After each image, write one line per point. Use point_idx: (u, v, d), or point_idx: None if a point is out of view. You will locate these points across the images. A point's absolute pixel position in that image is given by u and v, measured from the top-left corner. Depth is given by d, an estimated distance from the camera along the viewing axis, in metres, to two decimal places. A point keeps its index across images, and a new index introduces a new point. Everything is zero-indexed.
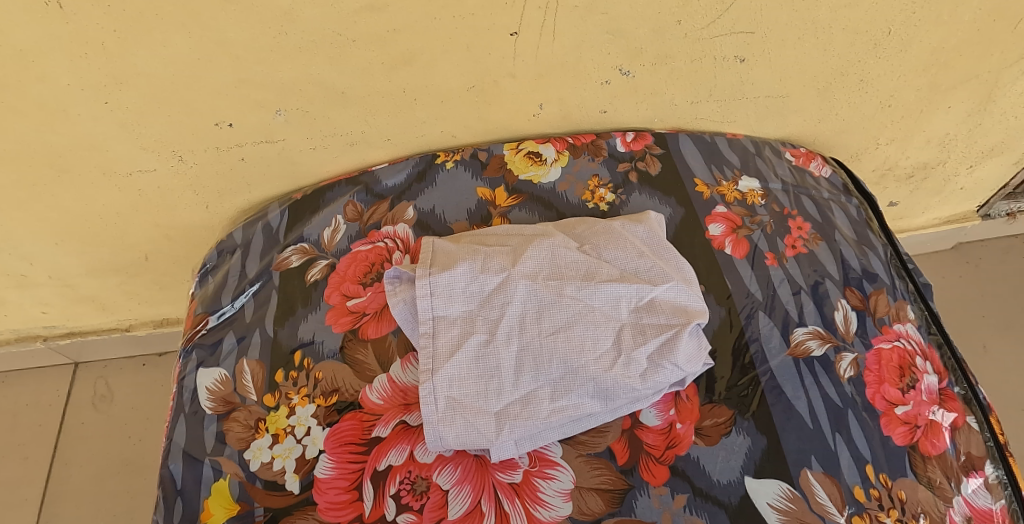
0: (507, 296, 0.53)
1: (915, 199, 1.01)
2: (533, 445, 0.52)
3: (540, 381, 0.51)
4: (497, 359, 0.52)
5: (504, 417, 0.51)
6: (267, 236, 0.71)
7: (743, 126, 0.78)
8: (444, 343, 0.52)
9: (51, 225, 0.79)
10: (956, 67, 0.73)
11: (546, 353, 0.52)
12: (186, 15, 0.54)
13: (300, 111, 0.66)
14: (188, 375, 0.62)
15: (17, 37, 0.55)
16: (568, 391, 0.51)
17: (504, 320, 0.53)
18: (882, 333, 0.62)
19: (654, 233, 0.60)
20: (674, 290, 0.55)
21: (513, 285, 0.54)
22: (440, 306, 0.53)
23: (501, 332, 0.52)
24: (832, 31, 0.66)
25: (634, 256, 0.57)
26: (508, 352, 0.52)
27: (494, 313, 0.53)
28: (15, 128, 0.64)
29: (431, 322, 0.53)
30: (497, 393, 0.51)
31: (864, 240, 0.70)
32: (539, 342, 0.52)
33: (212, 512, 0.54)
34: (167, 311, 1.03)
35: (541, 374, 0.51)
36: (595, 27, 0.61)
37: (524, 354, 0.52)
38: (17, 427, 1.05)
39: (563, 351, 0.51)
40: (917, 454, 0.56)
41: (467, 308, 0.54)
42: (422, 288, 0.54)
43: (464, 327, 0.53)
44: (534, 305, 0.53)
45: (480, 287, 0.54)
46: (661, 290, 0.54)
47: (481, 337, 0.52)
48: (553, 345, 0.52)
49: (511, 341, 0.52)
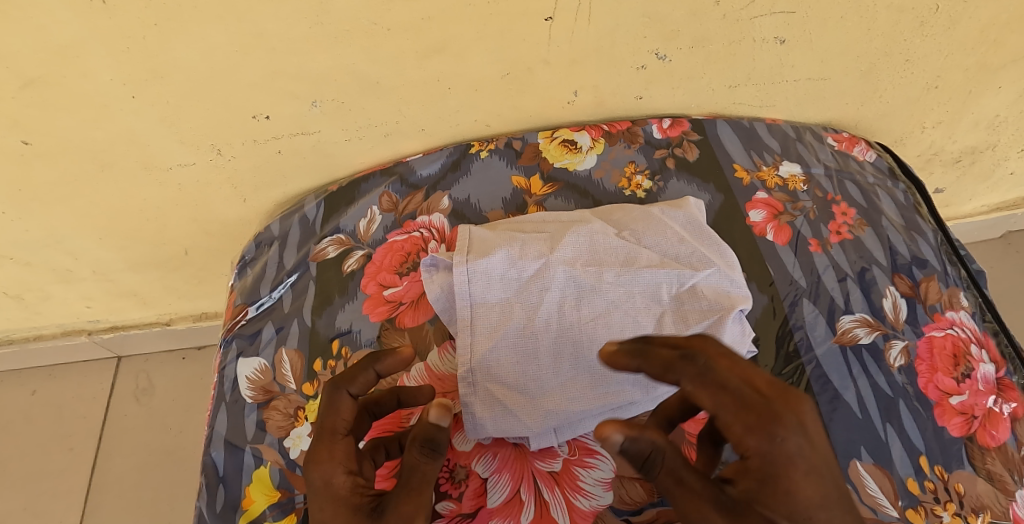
0: (546, 283, 0.53)
1: (962, 186, 0.97)
2: (573, 433, 0.51)
3: (579, 369, 0.50)
4: (536, 346, 0.51)
5: (543, 404, 0.50)
6: (304, 228, 0.72)
7: (783, 110, 0.76)
8: (483, 330, 0.52)
9: (93, 220, 0.81)
10: (1007, 45, 0.70)
11: (585, 339, 0.51)
12: (224, 7, 0.55)
13: (335, 102, 0.67)
14: (229, 365, 0.63)
15: (62, 34, 0.56)
16: (609, 378, 0.50)
17: (543, 307, 0.52)
18: (934, 321, 0.60)
19: (695, 219, 0.59)
20: (717, 274, 0.53)
21: (552, 271, 0.53)
22: (478, 292, 0.53)
23: (539, 319, 0.52)
24: (877, 10, 0.63)
25: (673, 241, 0.56)
26: (546, 338, 0.51)
27: (532, 299, 0.52)
28: (59, 124, 0.65)
29: (469, 308, 0.53)
30: (536, 381, 0.50)
31: (913, 225, 0.68)
32: (578, 328, 0.51)
33: (253, 498, 0.55)
34: (204, 305, 1.05)
35: (581, 361, 0.50)
36: (630, 11, 0.60)
37: (562, 341, 0.51)
38: (63, 418, 1.08)
39: (603, 338, 0.51)
40: (975, 446, 0.54)
41: (504, 294, 0.53)
42: (460, 275, 0.53)
43: (502, 313, 0.52)
44: (572, 292, 0.53)
45: (519, 273, 0.53)
46: (702, 276, 0.53)
47: (520, 323, 0.52)
48: (593, 331, 0.51)
49: (550, 328, 0.52)
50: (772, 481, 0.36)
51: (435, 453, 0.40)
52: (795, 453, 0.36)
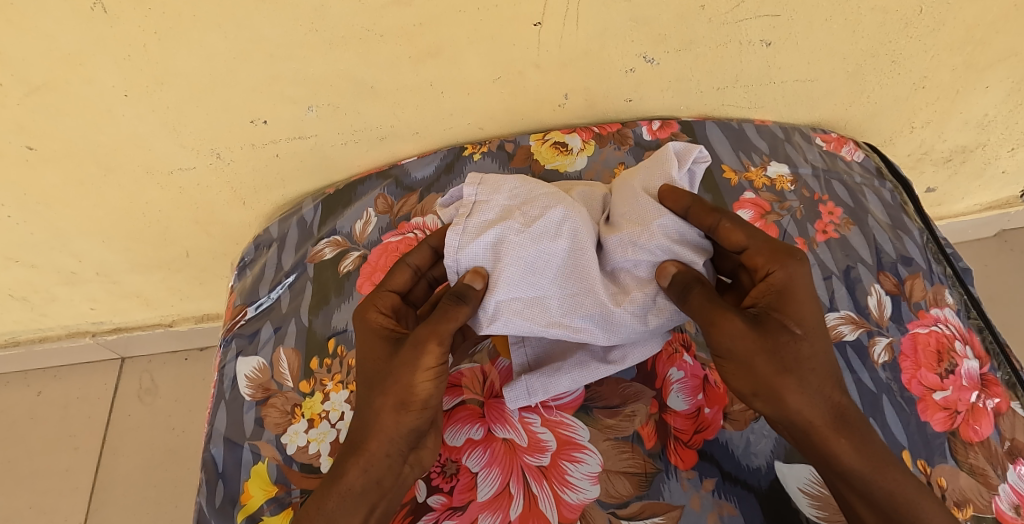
0: (550, 201, 0.53)
1: (954, 184, 0.97)
2: (545, 393, 0.55)
3: (551, 291, 0.52)
4: (523, 255, 0.51)
5: (504, 309, 0.51)
6: (302, 230, 0.73)
7: (772, 111, 0.77)
8: (478, 224, 0.52)
9: (97, 223, 0.82)
10: (993, 45, 0.71)
11: (565, 265, 0.52)
12: (222, 15, 0.57)
13: (331, 107, 0.68)
14: (228, 364, 0.65)
15: (66, 42, 0.58)
16: (575, 310, 0.52)
17: (541, 219, 0.52)
18: (918, 318, 0.61)
19: (658, 166, 0.55)
20: (667, 223, 0.51)
21: (560, 195, 0.54)
22: (485, 192, 0.53)
23: (534, 227, 0.51)
24: (861, 12, 0.64)
25: (627, 200, 0.54)
26: (534, 249, 0.51)
27: (535, 213, 0.52)
28: (63, 129, 0.67)
29: (472, 204, 0.53)
30: (506, 286, 0.51)
31: (899, 224, 0.69)
32: (563, 250, 0.52)
33: (251, 493, 0.57)
34: (206, 306, 1.07)
35: (558, 282, 0.52)
36: (618, 15, 0.61)
37: (547, 256, 0.52)
38: (68, 418, 1.10)
39: (580, 267, 0.52)
40: (958, 440, 0.55)
41: (509, 201, 0.53)
42: (474, 178, 0.54)
43: (502, 214, 0.52)
44: (569, 215, 0.52)
45: (530, 190, 0.54)
46: (654, 227, 0.51)
47: (515, 226, 0.52)
48: (575, 259, 0.52)
49: (540, 240, 0.51)
50: (788, 292, 0.47)
51: (461, 300, 0.49)
52: (795, 276, 0.48)
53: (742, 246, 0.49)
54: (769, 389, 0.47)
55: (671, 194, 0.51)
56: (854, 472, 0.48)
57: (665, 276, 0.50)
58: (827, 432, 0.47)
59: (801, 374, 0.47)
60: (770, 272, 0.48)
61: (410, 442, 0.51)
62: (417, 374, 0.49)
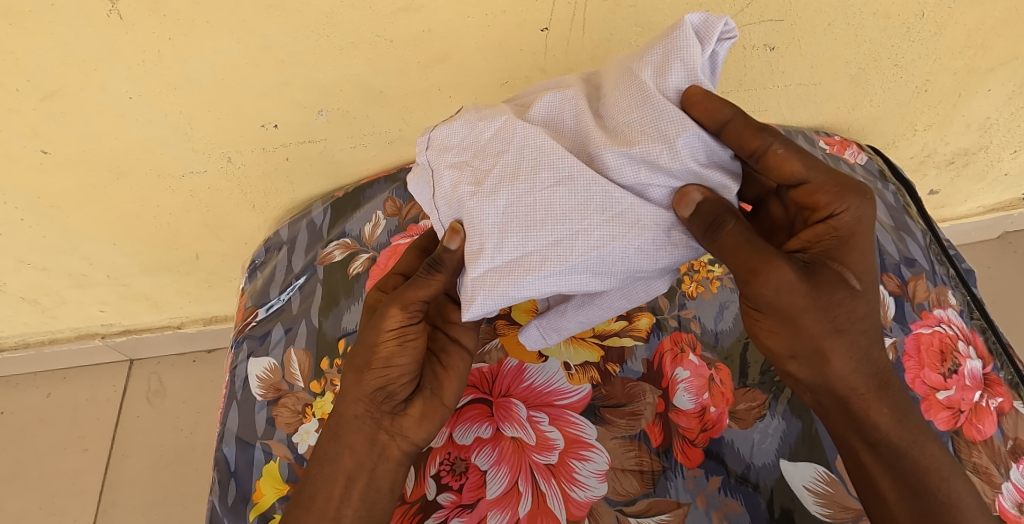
0: (504, 143, 0.48)
1: (957, 187, 0.98)
2: (560, 335, 0.54)
3: (530, 244, 0.45)
4: (482, 216, 0.46)
5: (479, 283, 0.46)
6: (312, 232, 0.75)
7: (776, 114, 0.78)
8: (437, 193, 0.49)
9: (108, 226, 0.84)
10: (994, 49, 0.72)
11: (537, 210, 0.45)
12: (235, 23, 0.58)
13: (341, 111, 0.69)
14: (240, 365, 0.66)
15: (82, 49, 0.59)
16: (563, 258, 0.45)
17: (495, 170, 0.47)
18: (922, 318, 0.62)
19: (672, 53, 0.44)
20: (693, 140, 0.43)
21: (512, 128, 0.48)
22: (434, 156, 0.50)
23: (489, 182, 0.47)
24: (864, 16, 0.65)
25: (634, 104, 0.44)
26: (494, 206, 0.46)
27: (487, 162, 0.48)
28: (77, 134, 0.68)
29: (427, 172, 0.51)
30: (475, 257, 0.47)
31: (902, 226, 0.69)
32: (529, 195, 0.46)
33: (263, 492, 0.58)
34: (215, 309, 1.08)
35: (534, 230, 0.45)
36: (624, 21, 0.62)
37: (513, 209, 0.46)
38: (77, 420, 1.11)
39: (559, 209, 0.45)
40: (961, 439, 0.56)
41: (461, 156, 0.49)
42: (421, 144, 0.51)
43: (454, 176, 0.49)
44: (530, 152, 0.46)
45: (478, 136, 0.49)
46: (679, 147, 0.43)
47: (468, 187, 0.48)
48: (545, 200, 0.45)
49: (499, 193, 0.46)
50: (850, 241, 0.45)
51: (435, 268, 0.51)
52: (860, 220, 0.44)
53: (798, 178, 0.44)
54: (812, 350, 0.46)
55: (704, 103, 0.42)
56: (887, 466, 0.48)
57: (687, 204, 0.44)
58: (869, 398, 0.47)
59: (851, 337, 0.46)
60: (834, 213, 0.45)
61: (385, 408, 0.52)
62: (381, 335, 0.51)
